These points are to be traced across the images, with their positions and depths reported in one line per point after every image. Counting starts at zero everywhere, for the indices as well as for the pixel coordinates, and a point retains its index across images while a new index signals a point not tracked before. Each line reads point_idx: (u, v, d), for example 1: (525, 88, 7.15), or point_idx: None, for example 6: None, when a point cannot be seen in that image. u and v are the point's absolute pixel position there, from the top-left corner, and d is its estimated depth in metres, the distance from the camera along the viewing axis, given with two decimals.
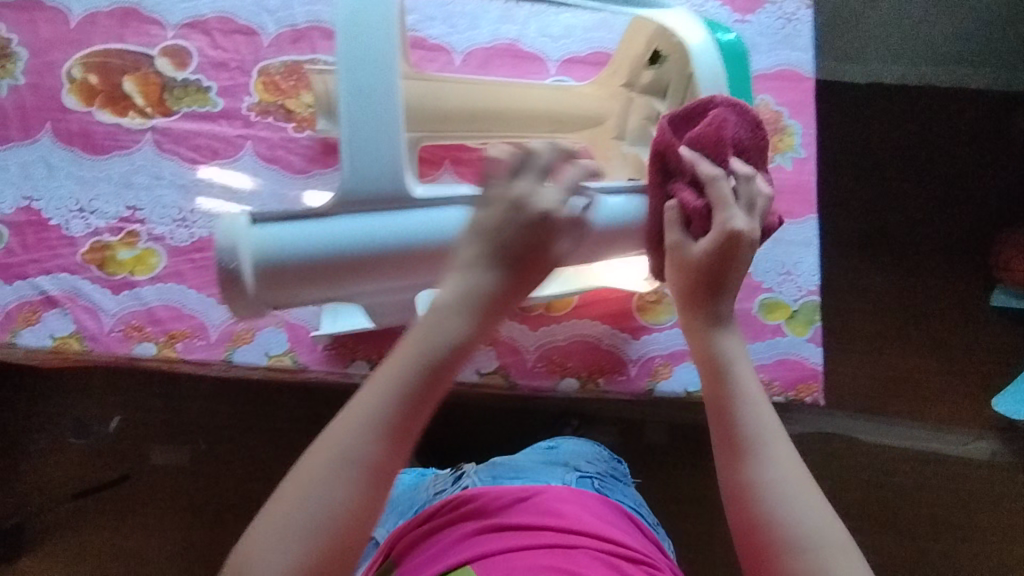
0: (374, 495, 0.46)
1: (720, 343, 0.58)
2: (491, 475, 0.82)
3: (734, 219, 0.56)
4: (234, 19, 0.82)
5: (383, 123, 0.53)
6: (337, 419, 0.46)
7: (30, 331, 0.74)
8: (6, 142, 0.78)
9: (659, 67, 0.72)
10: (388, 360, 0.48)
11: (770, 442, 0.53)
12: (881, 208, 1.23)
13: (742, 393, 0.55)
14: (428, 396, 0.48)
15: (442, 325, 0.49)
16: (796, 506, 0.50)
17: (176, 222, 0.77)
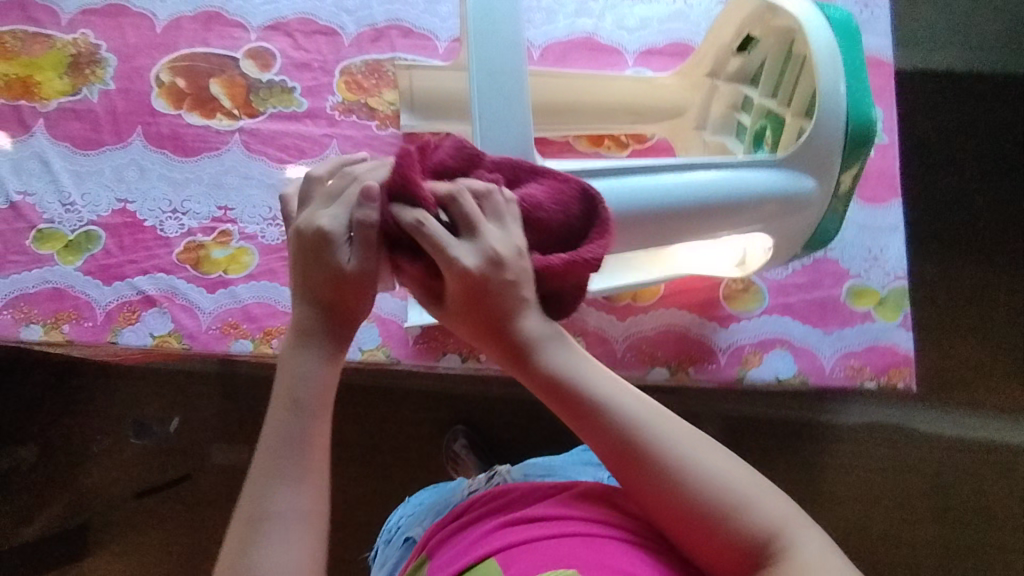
0: (317, 493, 0.44)
1: (552, 362, 0.48)
2: (525, 473, 0.70)
3: (467, 252, 0.45)
4: (315, 20, 0.84)
5: (511, 98, 0.56)
6: (271, 432, 0.44)
7: (130, 329, 0.75)
8: (99, 146, 0.80)
9: (749, 53, 0.73)
10: (290, 382, 0.46)
11: (654, 425, 0.46)
12: (979, 186, 1.13)
13: (603, 397, 0.47)
14: (321, 410, 0.46)
15: (307, 360, 0.46)
16: (716, 473, 0.44)
17: (268, 220, 0.79)
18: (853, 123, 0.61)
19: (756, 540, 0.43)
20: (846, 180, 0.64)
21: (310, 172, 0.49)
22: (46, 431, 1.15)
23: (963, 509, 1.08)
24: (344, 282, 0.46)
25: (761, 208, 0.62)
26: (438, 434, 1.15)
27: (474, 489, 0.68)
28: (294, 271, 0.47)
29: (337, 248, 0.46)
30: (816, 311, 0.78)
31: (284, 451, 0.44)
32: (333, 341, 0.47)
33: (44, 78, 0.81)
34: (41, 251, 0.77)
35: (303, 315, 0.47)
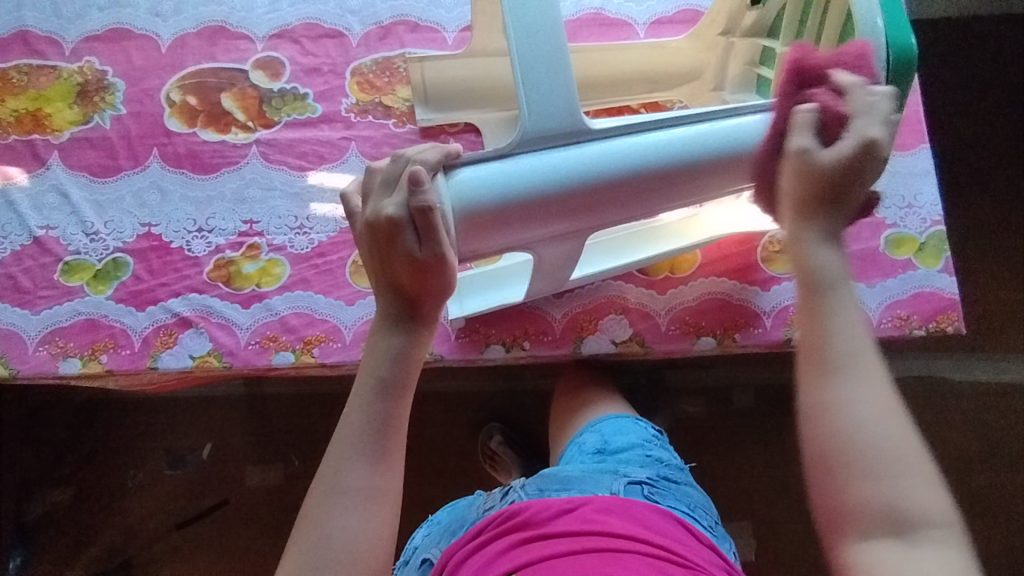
0: (394, 477, 0.50)
1: (818, 259, 0.51)
2: (540, 488, 0.64)
3: (871, 127, 0.52)
4: (320, 24, 0.84)
5: (551, 58, 0.55)
6: (353, 412, 0.50)
7: (169, 353, 0.74)
8: (117, 172, 0.79)
9: (765, 4, 0.71)
10: (379, 358, 0.52)
11: (861, 360, 0.48)
12: (996, 130, 1.13)
13: (841, 315, 0.49)
14: (404, 387, 0.51)
15: (391, 338, 0.52)
16: (896, 434, 0.46)
17: (295, 229, 0.78)
18: (895, 51, 0.59)
19: (895, 508, 0.44)
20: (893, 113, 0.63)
21: (371, 166, 0.54)
22: (80, 469, 1.13)
23: (1007, 453, 1.07)
24: (418, 265, 0.51)
25: None
26: (473, 432, 1.14)
27: (490, 507, 0.65)
28: (373, 257, 0.53)
29: (403, 233, 0.50)
30: (857, 264, 0.77)
31: (366, 432, 0.50)
32: (417, 319, 0.53)
33: (54, 109, 0.81)
34: (70, 283, 0.76)
35: (389, 300, 0.53)
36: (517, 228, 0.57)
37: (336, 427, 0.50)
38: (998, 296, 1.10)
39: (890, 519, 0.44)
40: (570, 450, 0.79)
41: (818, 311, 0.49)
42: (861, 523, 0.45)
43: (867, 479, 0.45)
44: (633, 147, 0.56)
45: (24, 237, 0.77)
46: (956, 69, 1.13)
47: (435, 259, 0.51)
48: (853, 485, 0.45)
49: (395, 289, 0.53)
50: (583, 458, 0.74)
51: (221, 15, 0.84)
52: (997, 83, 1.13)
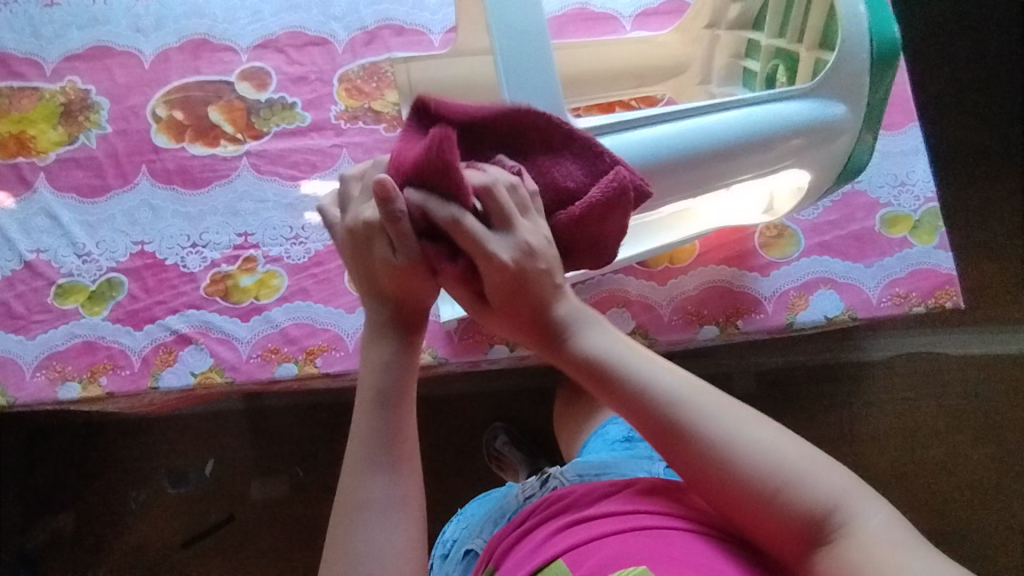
0: (411, 483, 0.48)
1: (588, 343, 0.49)
2: (580, 473, 0.64)
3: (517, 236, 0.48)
4: (305, 32, 0.83)
5: (535, 59, 0.55)
6: (359, 425, 0.49)
7: (170, 371, 0.73)
8: (106, 191, 0.78)
9: None
10: (374, 374, 0.50)
11: (691, 400, 0.46)
12: (982, 105, 1.14)
13: (647, 371, 0.47)
14: (405, 397, 0.50)
15: (386, 350, 0.51)
16: (770, 449, 0.44)
17: (290, 239, 0.77)
18: (878, 41, 0.60)
19: (807, 509, 0.42)
20: (875, 104, 0.63)
21: (344, 175, 0.53)
22: (81, 494, 1.12)
23: (1007, 421, 1.08)
24: (399, 271, 0.49)
25: (799, 139, 0.61)
26: (476, 434, 1.13)
27: (530, 496, 0.64)
28: (357, 265, 0.51)
29: (379, 240, 0.49)
30: (854, 245, 0.78)
31: (377, 445, 0.48)
32: (409, 328, 0.52)
33: (38, 131, 0.80)
34: (64, 306, 0.75)
35: (379, 308, 0.52)
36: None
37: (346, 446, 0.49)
38: (995, 268, 1.11)
39: (808, 529, 0.42)
40: (595, 440, 0.78)
41: (631, 380, 0.47)
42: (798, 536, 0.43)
43: (761, 502, 0.43)
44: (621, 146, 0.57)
45: (15, 262, 0.76)
46: (937, 47, 1.14)
47: (413, 263, 0.48)
48: (760, 512, 0.43)
49: (383, 301, 0.51)
50: (611, 445, 0.73)
51: (203, 27, 0.83)
52: (980, 61, 1.14)
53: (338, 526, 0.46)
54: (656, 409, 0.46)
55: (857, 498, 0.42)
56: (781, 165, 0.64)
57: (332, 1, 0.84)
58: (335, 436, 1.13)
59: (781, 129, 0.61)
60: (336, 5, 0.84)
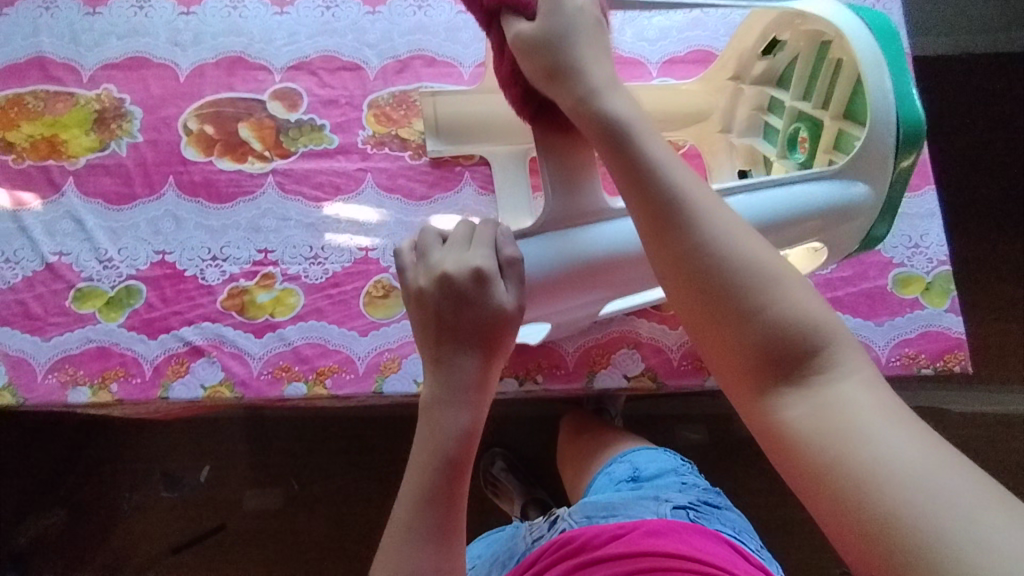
0: (460, 554, 0.48)
1: (610, 108, 0.52)
2: (587, 514, 0.65)
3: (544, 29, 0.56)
4: (338, 57, 0.85)
5: None
6: (414, 489, 0.48)
7: (180, 383, 0.74)
8: (132, 199, 0.79)
9: (775, 56, 0.73)
10: (434, 444, 0.48)
11: (694, 199, 0.45)
12: (997, 168, 1.15)
13: (655, 159, 0.48)
14: (466, 464, 0.48)
15: (454, 415, 0.49)
16: (776, 288, 0.42)
17: (309, 259, 0.78)
18: (904, 125, 0.61)
19: (791, 326, 0.41)
20: (897, 181, 0.64)
21: (426, 228, 0.54)
22: (76, 491, 1.12)
23: (1005, 483, 1.08)
24: (502, 318, 0.51)
25: (822, 219, 0.62)
26: (476, 458, 1.13)
27: (539, 538, 0.65)
28: (439, 309, 0.50)
29: (491, 284, 0.51)
30: (865, 302, 0.78)
31: (432, 514, 0.47)
32: (478, 391, 0.50)
33: (70, 135, 0.81)
34: (82, 310, 0.76)
35: (461, 359, 0.50)
36: (542, 304, 0.60)
37: (394, 507, 0.48)
38: (1004, 329, 1.12)
39: (783, 357, 0.41)
40: (597, 479, 0.79)
41: (632, 157, 0.48)
42: (769, 360, 0.41)
43: (750, 310, 0.42)
44: None
45: (37, 263, 0.77)
46: (957, 108, 1.16)
47: (518, 314, 0.51)
48: (738, 321, 0.42)
49: (467, 351, 0.50)
50: (616, 485, 0.74)
51: (239, 45, 0.85)
52: (997, 125, 1.16)
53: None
54: (653, 216, 0.46)
55: (853, 365, 0.41)
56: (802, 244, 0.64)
57: (367, 28, 0.86)
58: (333, 451, 1.13)
59: (811, 206, 0.61)
60: (371, 32, 0.86)
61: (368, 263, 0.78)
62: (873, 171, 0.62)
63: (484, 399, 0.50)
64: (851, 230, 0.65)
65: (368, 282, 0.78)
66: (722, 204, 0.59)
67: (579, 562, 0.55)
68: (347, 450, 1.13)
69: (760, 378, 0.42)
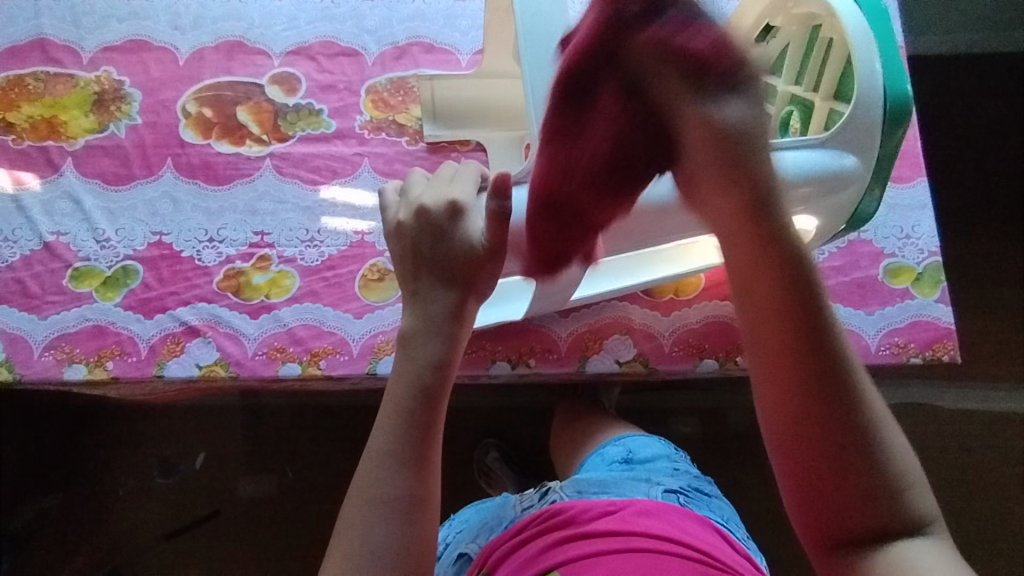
0: (433, 486, 0.49)
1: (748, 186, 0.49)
2: (579, 489, 0.66)
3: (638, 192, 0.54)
4: (337, 43, 0.86)
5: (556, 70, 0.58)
6: (390, 417, 0.49)
7: (175, 361, 0.74)
8: (130, 181, 0.80)
9: (768, 42, 0.71)
10: (409, 374, 0.50)
11: (826, 320, 0.47)
12: (992, 167, 1.16)
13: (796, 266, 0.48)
14: (441, 395, 0.50)
15: (428, 345, 0.50)
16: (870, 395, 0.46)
17: (305, 242, 0.79)
18: (890, 100, 0.62)
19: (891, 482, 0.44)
20: (883, 158, 0.65)
21: (413, 172, 0.58)
22: (72, 475, 1.12)
23: (996, 478, 1.08)
24: (477, 254, 0.52)
25: (809, 188, 0.63)
26: (471, 448, 1.14)
27: (529, 508, 0.65)
28: (417, 243, 0.53)
29: (465, 219, 0.53)
30: (856, 292, 0.79)
31: (405, 441, 0.48)
32: (453, 322, 0.51)
33: (69, 117, 0.82)
34: (79, 289, 0.76)
35: (436, 291, 0.51)
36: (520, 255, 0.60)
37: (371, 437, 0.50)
38: (997, 326, 1.12)
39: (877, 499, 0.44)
40: (590, 460, 0.80)
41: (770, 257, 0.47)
42: (867, 497, 0.44)
43: (861, 447, 0.44)
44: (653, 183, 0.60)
45: (35, 243, 0.77)
46: (953, 107, 1.17)
47: (493, 251, 0.52)
48: (852, 453, 0.44)
49: (443, 283, 0.52)
50: (609, 466, 0.75)
51: (239, 30, 0.86)
52: (993, 124, 1.17)
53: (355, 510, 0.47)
54: (787, 279, 0.47)
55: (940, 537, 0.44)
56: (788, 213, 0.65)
57: (366, 15, 0.87)
58: (328, 439, 1.13)
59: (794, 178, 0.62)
60: (370, 19, 0.87)
61: (364, 247, 0.79)
62: (860, 145, 0.63)
63: (460, 331, 0.51)
64: (838, 201, 0.65)
65: (363, 265, 0.78)
66: None
67: (568, 533, 0.56)
68: (342, 439, 1.13)
69: (852, 511, 0.44)
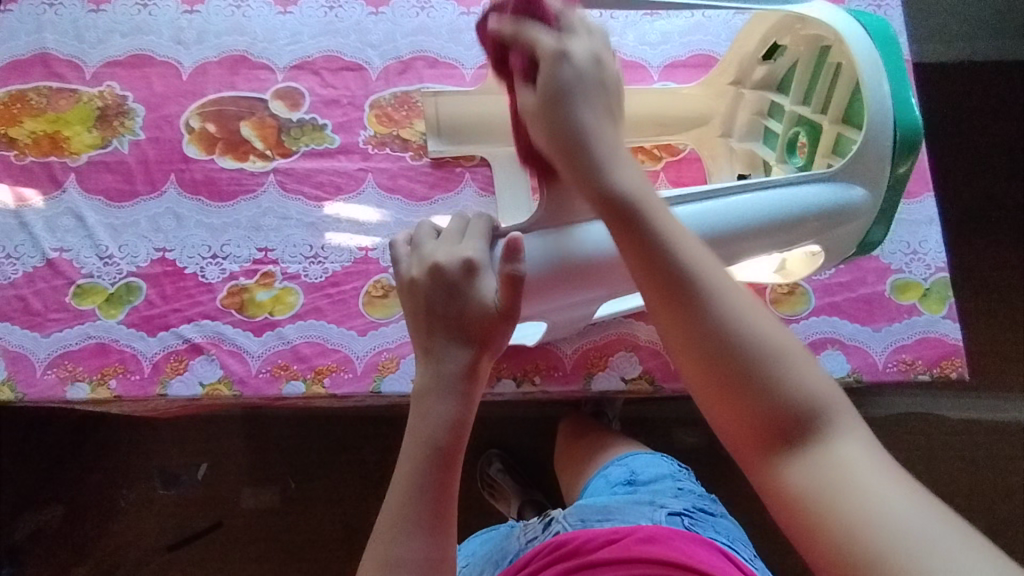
0: (450, 547, 0.48)
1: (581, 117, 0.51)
2: (582, 518, 0.66)
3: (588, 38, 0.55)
4: (341, 57, 0.85)
5: None
6: (406, 475, 0.48)
7: (179, 380, 0.74)
8: (134, 197, 0.80)
9: (776, 61, 0.73)
10: (425, 433, 0.49)
11: (661, 219, 0.46)
12: (998, 177, 1.16)
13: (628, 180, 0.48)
14: (457, 454, 0.49)
15: (443, 405, 0.49)
16: (724, 291, 0.43)
17: (309, 258, 0.79)
18: (900, 129, 0.62)
19: (773, 381, 0.41)
20: (894, 182, 0.64)
21: (423, 221, 0.56)
22: (73, 487, 1.12)
23: (1002, 490, 1.08)
24: (491, 314, 0.51)
25: (816, 221, 0.62)
26: (474, 459, 1.13)
27: (533, 539, 0.65)
28: (430, 302, 0.51)
29: (480, 276, 0.52)
30: (863, 308, 0.78)
31: (421, 502, 0.47)
32: (468, 383, 0.50)
33: (72, 132, 0.81)
34: (82, 306, 0.76)
35: (450, 351, 0.50)
36: (537, 300, 0.60)
37: (384, 499, 0.49)
38: (1003, 336, 1.12)
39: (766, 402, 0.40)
40: (593, 481, 0.79)
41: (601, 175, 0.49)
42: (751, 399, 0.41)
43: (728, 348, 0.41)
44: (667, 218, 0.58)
45: (37, 259, 0.77)
46: (959, 117, 1.16)
47: (507, 312, 0.51)
48: (718, 354, 0.41)
49: (457, 342, 0.50)
50: (613, 489, 0.75)
51: (242, 45, 0.85)
52: (999, 134, 1.16)
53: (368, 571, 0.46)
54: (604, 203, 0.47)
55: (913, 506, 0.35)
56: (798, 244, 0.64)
57: (370, 29, 0.86)
58: (330, 449, 1.13)
59: (809, 214, 0.62)
60: (374, 33, 0.86)
61: (368, 263, 0.79)
62: (871, 174, 0.63)
63: (474, 391, 0.50)
64: (848, 232, 0.65)
65: (367, 281, 0.78)
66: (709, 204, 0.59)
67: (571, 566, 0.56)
68: (343, 450, 1.13)
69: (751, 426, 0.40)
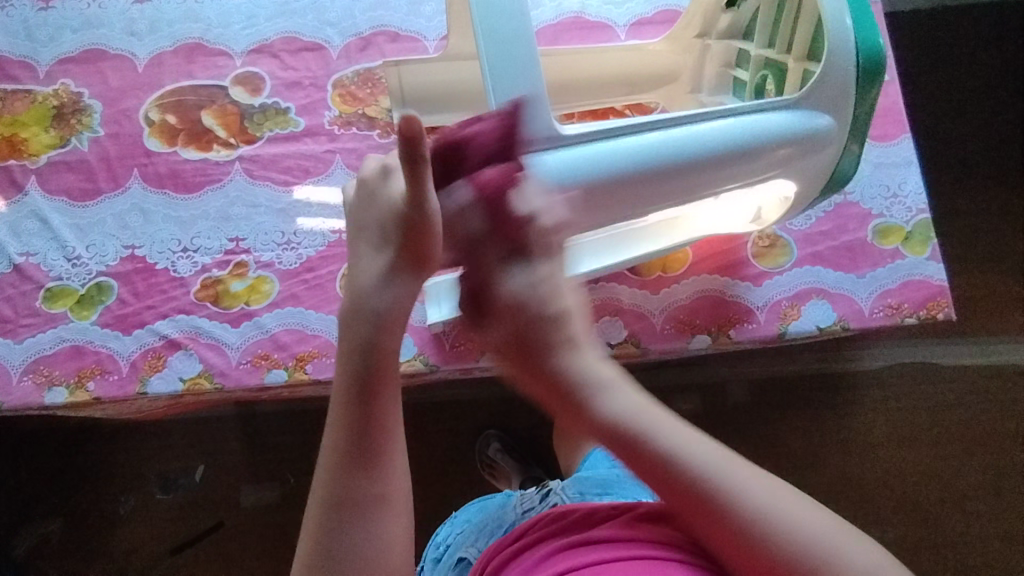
0: (396, 481, 0.50)
1: (606, 397, 0.50)
2: (580, 491, 0.65)
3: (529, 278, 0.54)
4: (299, 37, 0.83)
5: (512, 31, 0.55)
6: (342, 407, 0.50)
7: (158, 377, 0.73)
8: (97, 195, 0.78)
9: (740, 7, 0.72)
10: (352, 348, 0.51)
11: (727, 473, 0.46)
12: (979, 118, 1.15)
13: (676, 437, 0.48)
14: (381, 379, 0.50)
15: (368, 326, 0.51)
16: (782, 519, 0.44)
17: (282, 245, 0.77)
18: (863, 57, 0.61)
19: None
20: (860, 115, 0.64)
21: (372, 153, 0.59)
22: (70, 498, 1.11)
23: (1001, 432, 1.08)
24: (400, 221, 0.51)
25: (780, 151, 0.62)
26: (472, 441, 1.12)
27: (529, 511, 0.64)
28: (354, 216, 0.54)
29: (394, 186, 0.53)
30: (846, 255, 0.78)
31: (360, 436, 0.49)
32: (387, 298, 0.52)
33: (29, 134, 0.79)
34: (53, 310, 0.74)
35: (370, 263, 0.53)
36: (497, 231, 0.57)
37: (326, 430, 0.50)
38: (993, 277, 1.12)
39: None
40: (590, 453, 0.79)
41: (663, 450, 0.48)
42: None
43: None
44: (636, 145, 0.58)
45: (3, 266, 0.75)
46: (934, 61, 1.15)
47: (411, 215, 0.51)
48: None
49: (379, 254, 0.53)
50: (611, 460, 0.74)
51: (197, 32, 0.83)
52: (976, 75, 1.15)
53: (318, 508, 0.48)
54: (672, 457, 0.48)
55: None
56: (765, 176, 0.64)
57: (327, 7, 0.84)
58: None
59: (765, 138, 0.61)
60: (332, 11, 0.84)
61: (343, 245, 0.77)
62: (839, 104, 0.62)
63: (395, 309, 0.52)
64: (812, 164, 0.65)
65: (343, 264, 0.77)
66: (673, 133, 0.59)
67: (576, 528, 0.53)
68: None
69: None
